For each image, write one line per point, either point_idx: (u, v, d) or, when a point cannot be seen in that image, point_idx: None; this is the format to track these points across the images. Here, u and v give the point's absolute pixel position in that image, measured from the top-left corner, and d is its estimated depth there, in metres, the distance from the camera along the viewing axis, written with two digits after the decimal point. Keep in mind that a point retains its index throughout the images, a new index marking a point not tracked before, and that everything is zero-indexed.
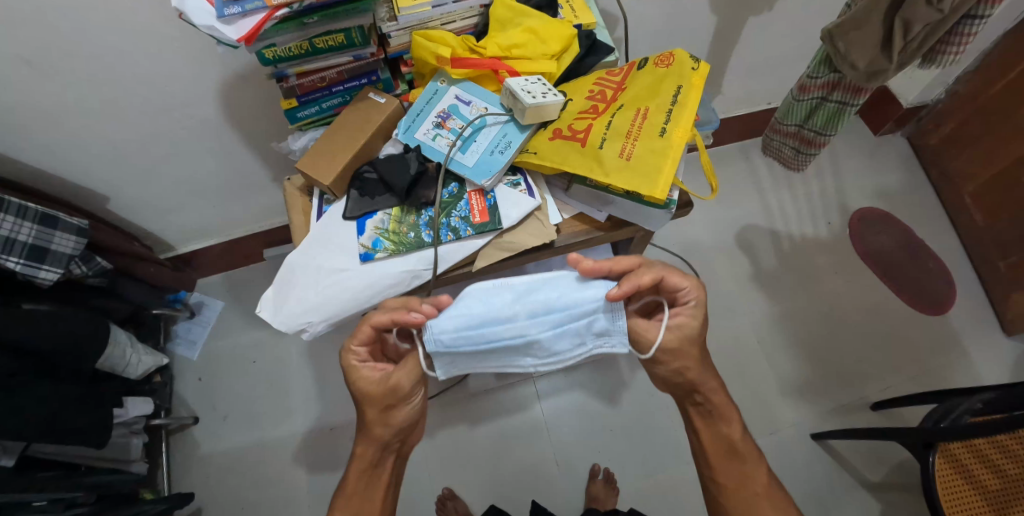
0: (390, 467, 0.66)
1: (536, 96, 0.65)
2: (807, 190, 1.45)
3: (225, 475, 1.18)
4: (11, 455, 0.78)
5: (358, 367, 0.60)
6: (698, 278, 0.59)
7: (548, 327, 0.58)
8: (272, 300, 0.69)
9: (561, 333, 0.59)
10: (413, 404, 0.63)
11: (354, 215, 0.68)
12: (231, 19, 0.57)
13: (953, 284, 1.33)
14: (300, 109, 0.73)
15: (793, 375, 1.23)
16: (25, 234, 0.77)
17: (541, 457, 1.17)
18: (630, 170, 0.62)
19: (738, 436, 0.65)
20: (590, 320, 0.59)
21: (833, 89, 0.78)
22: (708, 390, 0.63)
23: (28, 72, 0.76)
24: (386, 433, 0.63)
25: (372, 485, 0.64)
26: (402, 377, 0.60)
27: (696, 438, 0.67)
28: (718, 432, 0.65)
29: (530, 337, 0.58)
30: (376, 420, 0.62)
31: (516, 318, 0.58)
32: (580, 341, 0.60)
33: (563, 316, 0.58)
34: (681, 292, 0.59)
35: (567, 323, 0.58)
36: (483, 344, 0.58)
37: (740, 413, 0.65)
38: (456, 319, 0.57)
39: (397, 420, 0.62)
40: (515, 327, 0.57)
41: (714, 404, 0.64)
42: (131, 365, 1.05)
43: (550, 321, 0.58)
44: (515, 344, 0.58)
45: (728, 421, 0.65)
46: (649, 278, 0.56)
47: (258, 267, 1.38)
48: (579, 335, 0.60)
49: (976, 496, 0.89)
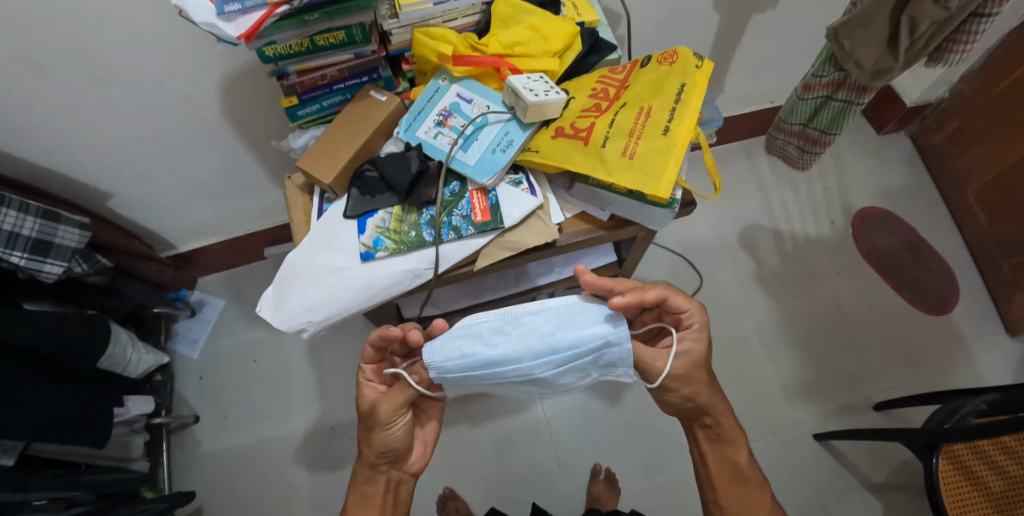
0: (383, 492, 0.65)
1: (537, 94, 0.64)
2: (810, 189, 1.44)
3: (225, 474, 1.18)
4: (11, 453, 0.77)
5: (363, 384, 0.63)
6: (700, 301, 0.60)
7: (551, 368, 0.58)
8: (272, 299, 0.69)
9: (565, 370, 0.59)
10: (395, 430, 0.61)
11: (354, 214, 0.68)
12: (231, 16, 0.57)
13: (956, 285, 1.33)
14: (300, 107, 0.73)
15: (795, 375, 1.23)
16: (28, 228, 0.77)
17: (542, 457, 1.16)
18: (633, 169, 0.62)
19: (744, 460, 0.65)
20: (595, 358, 0.58)
21: (838, 88, 0.78)
22: (718, 413, 0.64)
23: (28, 69, 0.75)
24: (375, 453, 0.63)
25: (364, 502, 0.64)
26: (385, 402, 0.59)
27: (701, 461, 0.67)
28: (725, 455, 0.65)
29: (534, 376, 0.58)
30: (365, 439, 0.62)
31: (522, 360, 0.57)
32: (582, 374, 0.61)
33: (568, 357, 0.57)
34: (684, 316, 0.59)
35: (572, 363, 0.58)
36: (488, 380, 0.58)
37: (747, 437, 0.66)
38: (460, 362, 0.56)
39: (378, 443, 0.62)
40: (520, 368, 0.57)
41: (723, 427, 0.65)
42: (132, 364, 1.05)
43: (555, 361, 0.58)
44: (518, 378, 0.59)
45: (734, 444, 0.66)
46: (653, 294, 0.57)
47: (259, 266, 1.37)
48: (581, 370, 0.60)
49: (980, 498, 0.88)
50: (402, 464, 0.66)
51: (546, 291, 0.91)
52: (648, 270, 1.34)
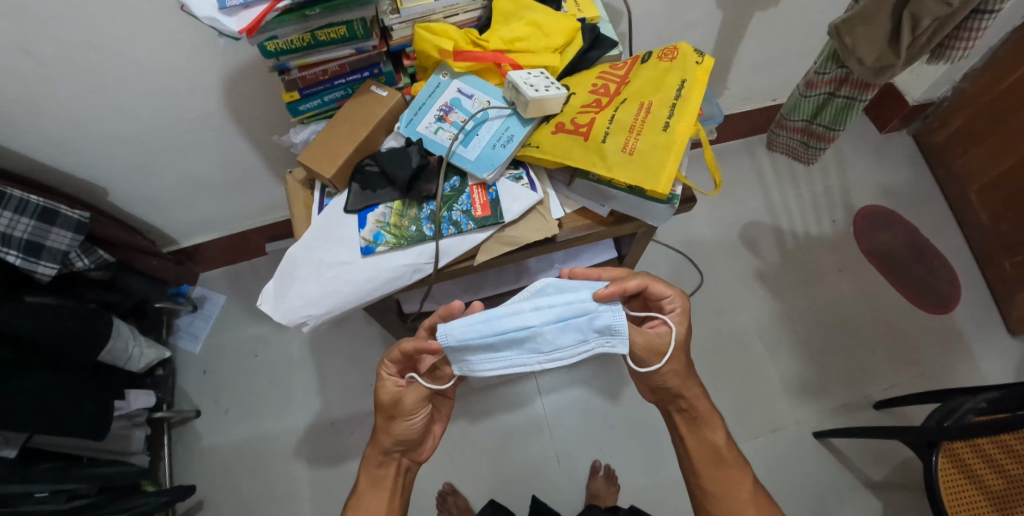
0: (396, 472, 0.66)
1: (538, 89, 0.64)
2: (812, 187, 1.44)
3: (226, 468, 1.19)
4: (14, 444, 0.78)
5: (383, 379, 0.60)
6: (680, 287, 0.61)
7: (550, 320, 0.53)
8: (272, 293, 0.68)
9: (564, 327, 0.54)
10: (415, 419, 0.62)
11: (355, 209, 0.68)
12: (233, 11, 0.57)
13: (958, 283, 1.33)
14: (302, 103, 0.73)
15: (796, 373, 1.23)
16: (20, 231, 0.77)
17: (542, 454, 1.16)
18: (633, 164, 0.62)
19: (723, 443, 0.66)
20: (593, 316, 0.54)
21: (841, 84, 0.78)
22: (691, 396, 0.64)
23: (29, 63, 0.76)
24: (390, 440, 0.64)
25: (376, 486, 0.65)
26: (411, 396, 0.60)
27: (683, 448, 0.68)
28: (704, 438, 0.66)
29: (533, 328, 0.53)
30: (382, 426, 0.63)
31: (519, 309, 0.53)
32: (583, 338, 0.55)
33: (566, 307, 0.53)
34: (667, 300, 0.60)
35: (570, 316, 0.54)
36: (486, 336, 0.53)
37: (723, 419, 0.66)
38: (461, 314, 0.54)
39: (398, 432, 0.63)
40: (519, 317, 0.53)
41: (699, 412, 0.65)
42: (133, 358, 1.06)
43: (552, 312, 0.54)
44: (518, 336, 0.53)
45: (712, 427, 0.66)
46: (634, 283, 0.57)
47: (260, 261, 1.38)
48: (581, 330, 0.54)
49: (979, 496, 0.88)
50: (412, 453, 0.68)
51: None
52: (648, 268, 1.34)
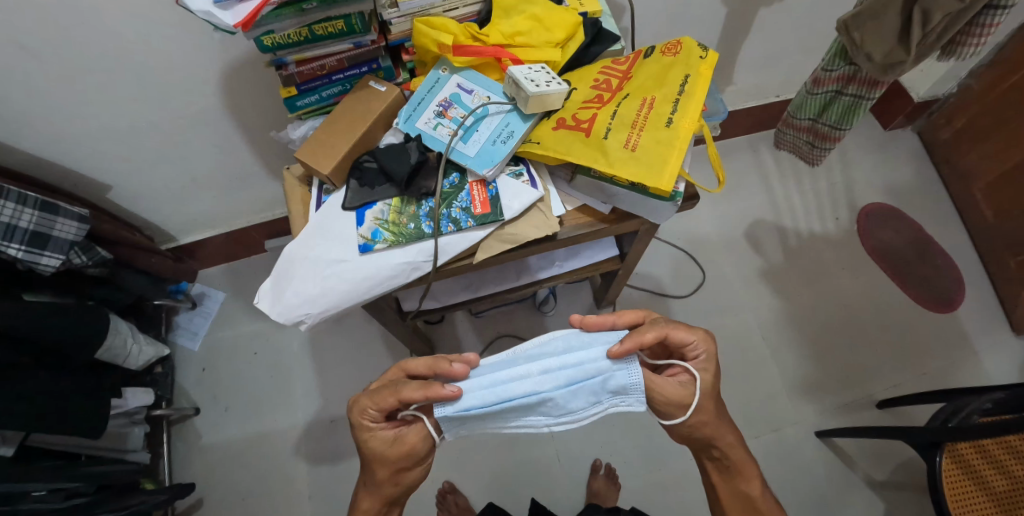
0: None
1: (538, 85, 0.63)
2: (816, 184, 1.43)
3: (225, 466, 1.18)
4: (9, 443, 0.78)
5: (375, 432, 0.55)
6: (705, 330, 0.58)
7: (561, 385, 0.53)
8: (270, 291, 0.67)
9: (576, 391, 0.54)
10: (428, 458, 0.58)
11: (354, 206, 0.67)
12: (227, 4, 0.56)
13: (962, 283, 1.31)
14: (300, 98, 0.72)
15: (798, 372, 1.22)
16: (25, 220, 0.76)
17: (543, 453, 1.16)
18: (635, 161, 0.61)
19: (757, 493, 0.63)
20: (607, 378, 0.54)
21: (848, 82, 0.76)
22: (725, 446, 0.60)
23: (25, 58, 0.75)
24: (397, 489, 0.58)
25: None
26: (417, 441, 0.56)
27: (714, 494, 0.65)
28: (738, 489, 0.63)
29: (543, 395, 0.53)
30: (387, 480, 0.57)
31: (528, 374, 0.53)
32: (596, 400, 0.55)
33: (578, 371, 0.53)
34: (690, 347, 0.57)
35: (583, 380, 0.53)
36: (494, 404, 0.53)
37: (759, 468, 0.62)
38: (468, 380, 0.54)
39: (405, 480, 0.58)
40: (529, 386, 0.53)
41: (733, 461, 0.61)
42: (132, 356, 1.05)
43: (564, 376, 0.53)
44: (527, 402, 0.53)
45: (746, 477, 0.63)
46: (651, 335, 0.54)
47: (259, 259, 1.37)
48: (594, 393, 0.54)
49: (984, 497, 0.87)
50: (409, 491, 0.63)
51: (546, 285, 0.92)
52: (650, 265, 1.33)
